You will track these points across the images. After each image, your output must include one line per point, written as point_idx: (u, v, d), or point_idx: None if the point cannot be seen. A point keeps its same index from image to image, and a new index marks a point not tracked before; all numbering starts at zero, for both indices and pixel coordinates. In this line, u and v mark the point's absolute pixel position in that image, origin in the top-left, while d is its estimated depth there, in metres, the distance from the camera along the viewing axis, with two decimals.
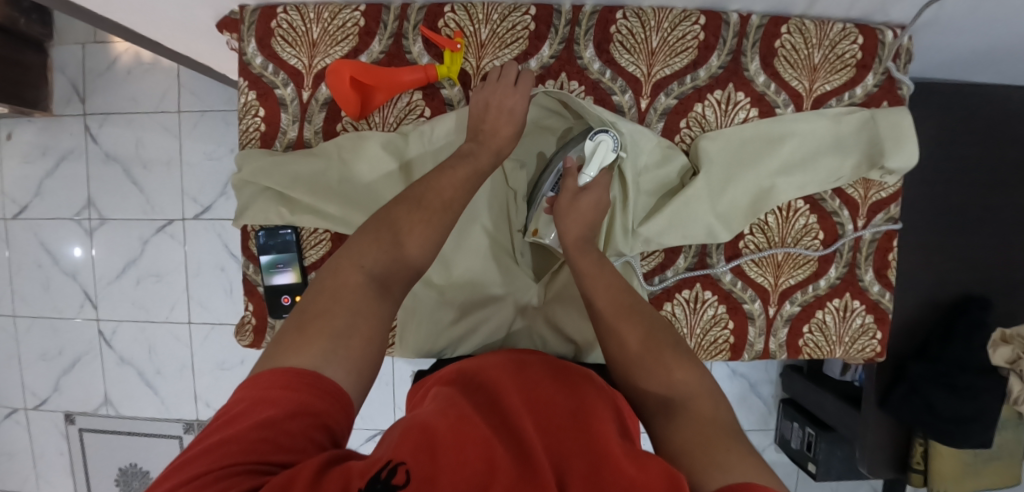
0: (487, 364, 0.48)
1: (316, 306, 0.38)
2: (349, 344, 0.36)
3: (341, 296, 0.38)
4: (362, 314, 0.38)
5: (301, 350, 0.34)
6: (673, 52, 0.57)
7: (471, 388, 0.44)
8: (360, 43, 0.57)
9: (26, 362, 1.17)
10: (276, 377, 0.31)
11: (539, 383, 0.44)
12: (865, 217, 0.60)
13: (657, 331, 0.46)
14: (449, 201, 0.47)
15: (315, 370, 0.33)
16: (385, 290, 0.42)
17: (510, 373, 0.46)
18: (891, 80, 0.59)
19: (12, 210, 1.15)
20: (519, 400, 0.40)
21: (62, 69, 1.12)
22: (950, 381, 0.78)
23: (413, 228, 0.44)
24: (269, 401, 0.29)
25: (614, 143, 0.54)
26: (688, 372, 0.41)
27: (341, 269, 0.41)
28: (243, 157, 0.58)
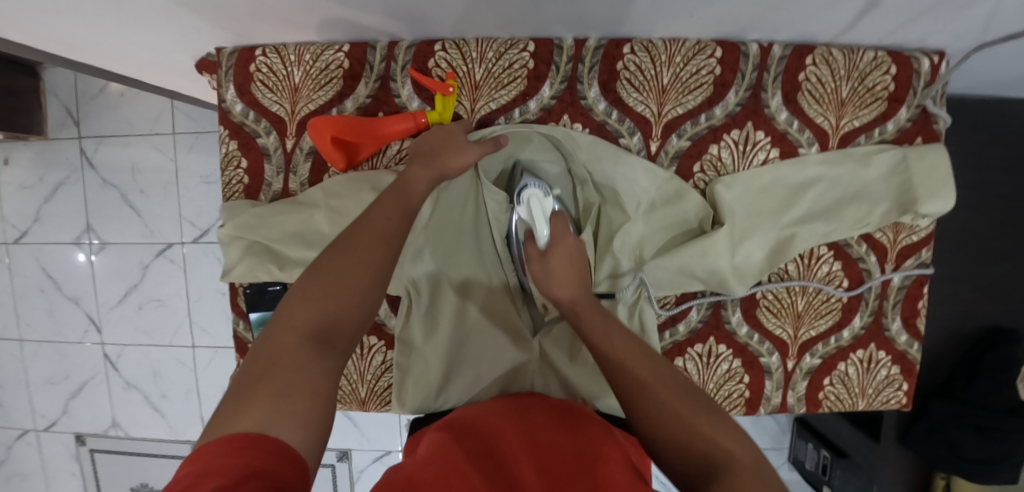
0: (486, 412, 0.46)
1: (256, 367, 0.32)
2: (293, 402, 0.30)
3: (279, 357, 0.32)
4: (310, 369, 0.32)
5: (244, 415, 0.28)
6: (686, 89, 0.52)
7: (464, 436, 0.41)
8: (345, 87, 0.53)
9: (35, 386, 1.18)
10: (216, 447, 0.25)
11: (545, 431, 0.41)
12: (894, 264, 0.56)
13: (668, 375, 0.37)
14: (383, 236, 0.39)
15: (260, 433, 0.27)
16: (332, 342, 0.35)
17: (518, 423, 0.43)
18: (926, 114, 0.54)
19: (12, 235, 1.14)
20: (526, 453, 0.38)
21: (54, 91, 1.10)
22: (977, 422, 0.74)
23: (358, 250, 0.38)
24: (206, 468, 0.23)
25: (540, 189, 0.53)
26: (693, 404, 0.35)
27: (279, 322, 0.35)
28: (227, 211, 0.54)
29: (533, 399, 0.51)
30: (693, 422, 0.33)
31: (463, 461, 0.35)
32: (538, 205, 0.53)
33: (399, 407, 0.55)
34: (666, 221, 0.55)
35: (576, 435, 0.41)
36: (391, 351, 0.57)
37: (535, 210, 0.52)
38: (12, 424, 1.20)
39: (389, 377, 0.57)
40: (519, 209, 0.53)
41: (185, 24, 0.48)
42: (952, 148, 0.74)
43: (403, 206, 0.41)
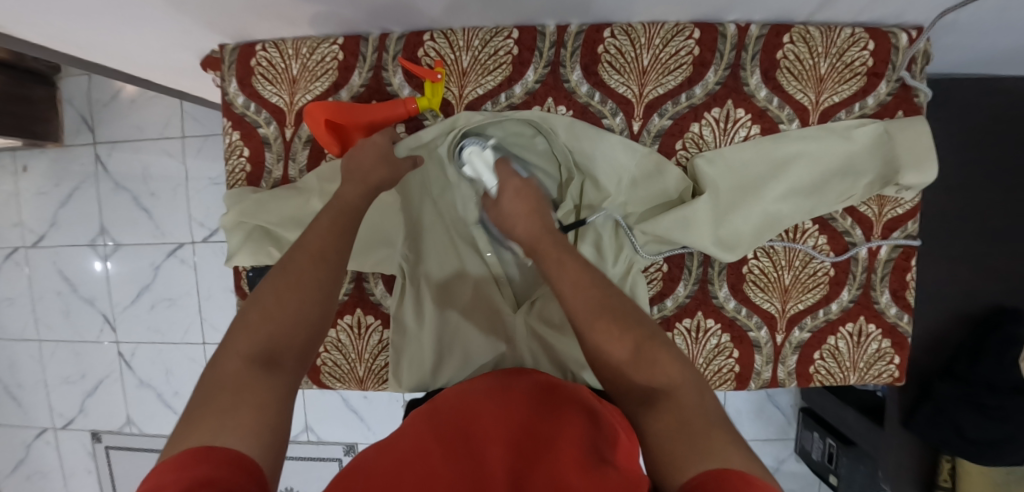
0: (467, 390, 0.48)
1: (204, 393, 0.33)
2: (239, 416, 0.31)
3: (223, 382, 0.33)
4: (254, 386, 0.33)
5: (193, 434, 0.29)
6: (666, 70, 0.54)
7: (435, 421, 0.42)
8: (340, 77, 0.56)
9: (52, 386, 1.22)
10: (167, 463, 0.27)
11: (514, 418, 0.43)
12: (880, 237, 0.56)
13: (628, 317, 0.38)
14: (319, 255, 0.41)
15: (208, 446, 0.28)
16: (276, 362, 0.36)
17: (495, 404, 0.45)
18: (906, 88, 0.55)
19: (30, 239, 1.19)
20: (501, 439, 0.40)
21: (71, 100, 1.15)
22: (978, 401, 0.73)
23: (298, 271, 0.39)
24: (155, 486, 0.24)
25: (478, 143, 0.52)
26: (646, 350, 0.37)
27: (223, 352, 0.35)
28: (230, 198, 0.57)
29: (522, 374, 0.52)
30: (638, 361, 0.37)
31: (420, 452, 0.37)
32: (479, 161, 0.51)
33: (396, 385, 0.57)
34: (647, 194, 0.56)
35: (553, 417, 0.43)
36: (388, 330, 0.59)
37: (478, 166, 0.51)
38: (31, 422, 1.24)
39: (386, 356, 0.59)
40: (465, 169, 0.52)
41: (188, 23, 0.51)
42: (941, 126, 0.75)
43: (337, 223, 0.43)
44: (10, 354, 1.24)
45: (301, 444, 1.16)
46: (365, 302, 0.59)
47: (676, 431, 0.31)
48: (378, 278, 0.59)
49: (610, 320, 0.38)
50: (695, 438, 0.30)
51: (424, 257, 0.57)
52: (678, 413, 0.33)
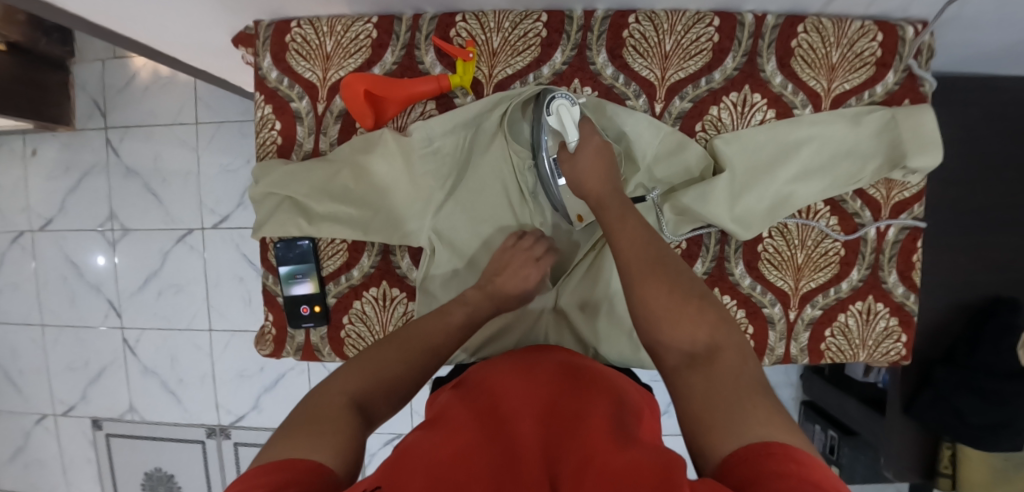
0: (492, 373, 0.46)
1: (305, 409, 0.34)
2: (333, 433, 0.32)
3: (324, 405, 0.35)
4: (351, 417, 0.34)
5: (292, 441, 0.30)
6: (687, 55, 0.57)
7: (471, 397, 0.42)
8: (373, 55, 0.57)
9: (54, 372, 1.20)
10: (261, 467, 0.27)
11: (544, 393, 0.41)
12: (888, 218, 0.59)
13: (676, 278, 0.40)
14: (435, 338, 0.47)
15: (301, 456, 0.28)
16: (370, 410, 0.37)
17: (521, 381, 0.43)
18: (913, 77, 0.58)
19: (38, 223, 1.18)
20: (530, 415, 0.38)
21: (84, 87, 1.14)
22: (978, 386, 0.76)
23: (411, 337, 0.45)
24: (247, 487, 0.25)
25: (570, 99, 0.53)
26: (691, 309, 0.38)
27: (329, 385, 0.38)
28: (259, 170, 0.59)
29: (548, 351, 0.52)
30: (679, 314, 0.38)
31: (462, 421, 0.37)
32: (568, 114, 0.53)
33: None
34: (671, 170, 0.59)
35: (583, 394, 0.41)
36: (413, 303, 0.60)
37: (565, 118, 0.53)
38: (30, 409, 1.23)
39: None
40: (550, 117, 0.53)
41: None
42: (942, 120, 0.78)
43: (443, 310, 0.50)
44: (12, 340, 1.22)
45: None
46: (391, 274, 0.60)
47: (713, 393, 0.33)
48: (405, 251, 0.60)
49: (659, 276, 0.40)
50: (736, 401, 0.31)
51: (456, 234, 0.59)
52: (721, 370, 0.34)
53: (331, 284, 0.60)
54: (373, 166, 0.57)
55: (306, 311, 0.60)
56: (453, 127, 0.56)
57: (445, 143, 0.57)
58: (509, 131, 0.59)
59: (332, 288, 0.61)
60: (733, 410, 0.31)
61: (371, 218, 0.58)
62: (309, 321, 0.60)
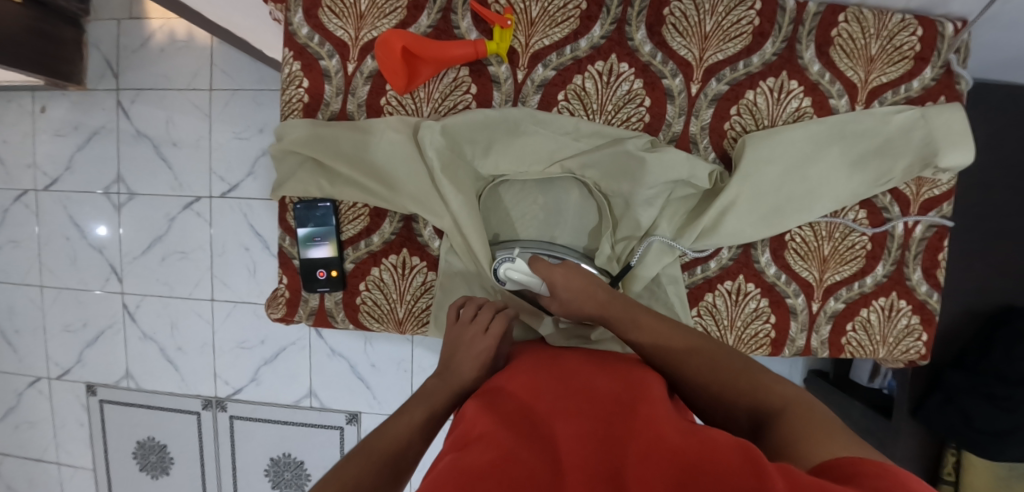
0: (522, 367, 0.46)
1: None
2: None
3: None
4: None
5: None
6: (727, 37, 0.56)
7: (503, 392, 0.41)
8: (408, 16, 0.56)
9: (51, 333, 1.18)
10: None
11: (577, 382, 0.42)
12: (916, 214, 0.59)
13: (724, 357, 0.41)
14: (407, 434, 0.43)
15: None
16: None
17: (554, 375, 0.43)
18: (950, 74, 0.57)
19: (43, 182, 1.15)
20: (573, 408, 0.37)
21: (97, 44, 1.11)
22: (989, 391, 0.75)
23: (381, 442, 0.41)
24: None
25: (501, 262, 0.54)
26: (766, 384, 0.38)
27: None
28: (285, 127, 0.58)
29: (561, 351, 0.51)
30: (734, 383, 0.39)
31: (502, 422, 0.36)
32: (519, 274, 0.53)
33: (437, 331, 0.58)
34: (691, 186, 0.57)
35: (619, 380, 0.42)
36: (432, 273, 0.59)
37: (519, 279, 0.53)
38: (24, 371, 1.20)
39: (429, 298, 0.59)
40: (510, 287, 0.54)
41: None
42: None
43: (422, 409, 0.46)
44: (9, 299, 1.19)
45: (303, 410, 1.12)
46: (412, 242, 0.59)
47: (796, 430, 0.31)
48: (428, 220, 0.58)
49: (696, 360, 0.42)
50: (820, 431, 0.30)
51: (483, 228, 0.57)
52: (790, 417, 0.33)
53: (350, 249, 0.59)
54: (409, 141, 0.56)
55: (322, 276, 0.59)
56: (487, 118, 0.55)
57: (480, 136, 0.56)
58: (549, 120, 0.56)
59: (351, 253, 0.59)
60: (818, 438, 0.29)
61: (394, 197, 0.56)
62: (324, 285, 0.59)
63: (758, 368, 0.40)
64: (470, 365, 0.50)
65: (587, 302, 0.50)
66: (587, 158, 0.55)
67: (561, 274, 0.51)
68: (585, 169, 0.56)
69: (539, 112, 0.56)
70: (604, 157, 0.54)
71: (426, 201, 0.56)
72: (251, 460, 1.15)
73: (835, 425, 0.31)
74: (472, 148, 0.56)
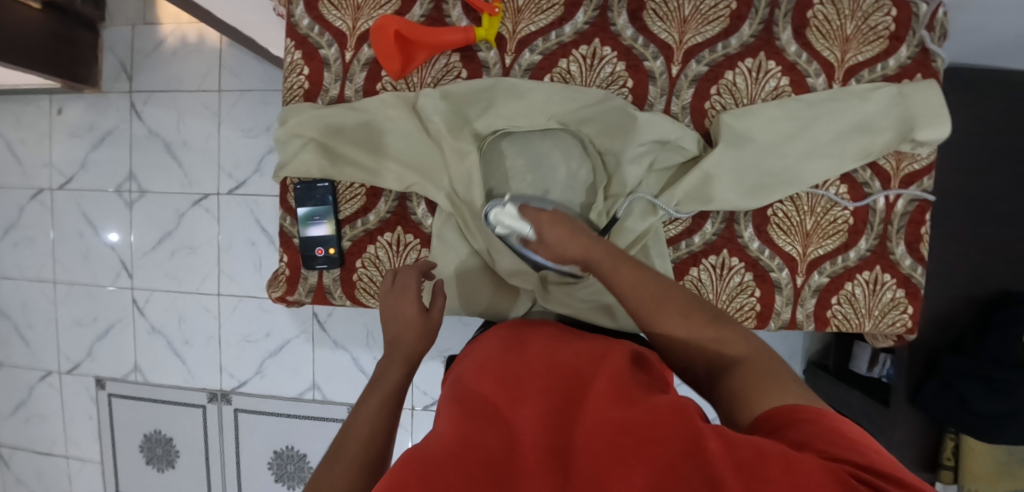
0: (488, 349, 0.47)
1: None
2: None
3: None
4: None
5: None
6: (705, 20, 0.58)
7: (467, 381, 0.42)
8: (402, 7, 0.60)
9: (63, 328, 1.22)
10: None
11: (543, 359, 0.43)
12: (897, 189, 0.60)
13: (688, 304, 0.41)
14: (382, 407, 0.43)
15: None
16: None
17: (517, 358, 0.44)
18: (926, 52, 0.59)
19: (58, 180, 1.20)
20: (536, 390, 0.38)
21: (112, 48, 1.16)
22: (986, 375, 0.74)
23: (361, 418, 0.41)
24: None
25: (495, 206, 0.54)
26: (729, 337, 0.39)
27: None
28: (288, 112, 0.61)
29: (538, 327, 0.52)
30: (699, 333, 0.40)
31: (466, 410, 0.36)
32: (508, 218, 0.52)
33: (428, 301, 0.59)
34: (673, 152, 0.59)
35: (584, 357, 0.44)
36: (425, 250, 0.61)
37: (509, 223, 0.52)
38: (36, 365, 1.24)
39: None
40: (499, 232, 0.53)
41: None
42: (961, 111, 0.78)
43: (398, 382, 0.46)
44: (23, 294, 1.23)
45: (306, 402, 1.14)
46: (407, 220, 0.61)
47: (748, 380, 0.35)
48: (421, 199, 0.61)
49: (671, 310, 0.41)
50: (767, 380, 0.34)
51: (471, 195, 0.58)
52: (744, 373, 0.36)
53: (347, 227, 0.62)
54: (405, 121, 0.59)
55: (321, 253, 0.62)
56: (475, 91, 0.58)
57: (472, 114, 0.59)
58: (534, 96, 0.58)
59: (348, 232, 0.62)
60: (762, 387, 0.34)
61: (392, 169, 0.59)
62: (322, 263, 0.61)
63: (730, 319, 0.41)
64: (413, 332, 0.49)
65: (572, 245, 0.47)
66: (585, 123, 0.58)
67: (547, 219, 0.50)
68: (581, 124, 0.59)
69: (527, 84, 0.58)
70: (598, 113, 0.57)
71: (420, 176, 0.59)
72: (253, 453, 1.17)
73: (786, 375, 0.35)
74: (467, 119, 0.59)
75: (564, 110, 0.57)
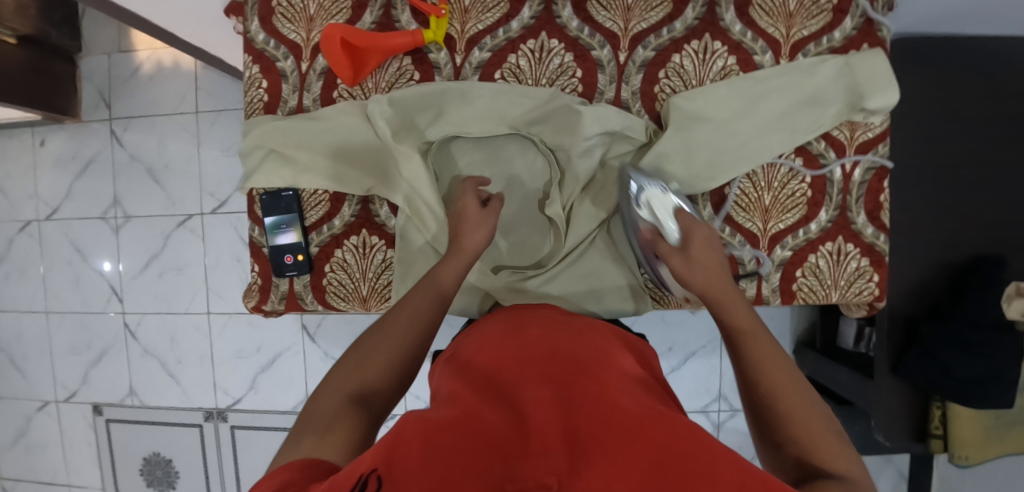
0: (486, 337, 0.46)
1: (311, 414, 0.36)
2: (332, 438, 0.33)
3: (327, 412, 0.35)
4: (353, 417, 0.35)
5: (296, 449, 0.31)
6: (649, 7, 0.59)
7: (468, 368, 0.40)
8: (353, 15, 0.61)
9: (58, 356, 1.23)
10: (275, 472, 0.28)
11: (543, 344, 0.41)
12: (853, 158, 0.60)
13: (796, 391, 0.37)
14: (422, 300, 0.47)
15: (310, 460, 0.30)
16: (370, 405, 0.38)
17: (516, 342, 0.42)
18: (870, 22, 0.59)
19: (45, 211, 1.22)
20: (538, 369, 0.36)
21: (90, 77, 1.19)
22: (965, 340, 0.74)
23: (419, 293, 0.47)
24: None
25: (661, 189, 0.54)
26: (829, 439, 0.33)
27: (329, 388, 0.39)
28: (249, 125, 0.63)
29: (534, 312, 0.51)
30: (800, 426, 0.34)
31: (466, 394, 0.34)
32: (658, 206, 0.54)
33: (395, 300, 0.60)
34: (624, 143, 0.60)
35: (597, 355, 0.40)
36: (391, 250, 0.62)
37: (656, 211, 0.54)
38: (33, 396, 1.26)
39: (388, 274, 0.62)
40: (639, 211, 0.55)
41: None
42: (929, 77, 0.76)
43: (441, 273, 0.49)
44: (17, 326, 1.25)
45: None
46: (371, 223, 0.62)
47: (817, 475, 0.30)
48: (383, 201, 0.62)
49: (777, 373, 0.39)
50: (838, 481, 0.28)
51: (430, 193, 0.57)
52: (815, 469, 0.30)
53: (313, 233, 0.62)
54: (360, 125, 0.60)
55: (289, 261, 0.63)
56: (424, 93, 0.58)
57: (427, 113, 0.59)
58: (487, 94, 0.58)
59: (314, 238, 0.63)
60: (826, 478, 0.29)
61: (353, 173, 0.60)
62: (291, 270, 0.62)
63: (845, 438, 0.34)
64: (481, 229, 0.52)
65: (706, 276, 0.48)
66: (537, 115, 0.58)
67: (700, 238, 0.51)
68: (530, 127, 0.59)
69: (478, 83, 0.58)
70: (547, 112, 0.58)
71: (381, 181, 0.60)
72: (252, 469, 1.17)
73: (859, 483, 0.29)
74: (424, 118, 0.59)
75: (516, 105, 0.58)
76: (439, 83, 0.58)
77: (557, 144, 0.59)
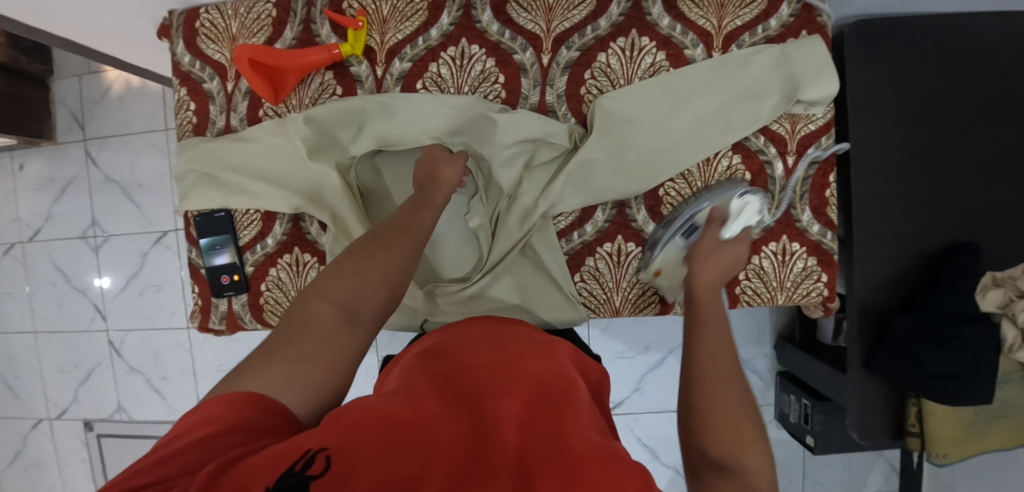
0: (470, 334, 0.45)
1: (296, 327, 0.39)
2: (309, 369, 0.36)
3: (310, 329, 0.38)
4: (331, 340, 0.38)
5: (264, 373, 0.34)
6: (571, 5, 0.57)
7: (447, 359, 0.40)
8: (274, 32, 0.61)
9: (48, 376, 1.28)
10: (235, 396, 0.31)
11: (524, 362, 0.39)
12: (795, 153, 0.58)
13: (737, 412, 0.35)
14: (407, 230, 0.47)
15: (269, 394, 0.33)
16: (354, 319, 0.40)
17: (500, 353, 0.40)
18: (808, 8, 0.56)
19: (27, 233, 1.26)
20: (514, 384, 0.35)
21: (62, 101, 1.22)
22: (936, 333, 0.69)
23: (410, 224, 0.47)
24: (212, 414, 0.29)
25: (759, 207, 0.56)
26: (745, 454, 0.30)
27: (319, 293, 0.41)
28: (179, 148, 0.63)
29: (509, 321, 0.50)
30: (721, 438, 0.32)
31: (438, 394, 0.33)
32: (747, 214, 0.55)
33: None
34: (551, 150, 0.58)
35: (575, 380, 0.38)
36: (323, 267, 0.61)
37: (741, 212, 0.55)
38: (27, 414, 1.30)
39: None
40: (737, 199, 0.55)
41: None
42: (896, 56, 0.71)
43: (426, 210, 0.50)
44: (10, 347, 1.30)
45: None
46: (303, 241, 0.62)
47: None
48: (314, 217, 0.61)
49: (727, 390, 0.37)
50: None
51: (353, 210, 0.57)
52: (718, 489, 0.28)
53: (247, 253, 0.63)
54: (284, 143, 0.59)
55: (226, 281, 0.63)
56: (343, 110, 0.57)
57: (349, 128, 0.58)
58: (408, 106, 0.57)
59: (249, 257, 0.63)
60: None
61: (278, 193, 0.60)
62: (228, 290, 0.63)
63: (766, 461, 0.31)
64: (450, 170, 0.54)
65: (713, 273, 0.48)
66: (459, 125, 0.57)
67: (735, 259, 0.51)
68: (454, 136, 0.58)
69: (399, 96, 0.57)
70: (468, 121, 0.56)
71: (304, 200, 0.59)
72: None
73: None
74: (346, 133, 0.59)
75: (437, 116, 0.57)
76: (359, 98, 0.57)
77: (480, 154, 0.58)
